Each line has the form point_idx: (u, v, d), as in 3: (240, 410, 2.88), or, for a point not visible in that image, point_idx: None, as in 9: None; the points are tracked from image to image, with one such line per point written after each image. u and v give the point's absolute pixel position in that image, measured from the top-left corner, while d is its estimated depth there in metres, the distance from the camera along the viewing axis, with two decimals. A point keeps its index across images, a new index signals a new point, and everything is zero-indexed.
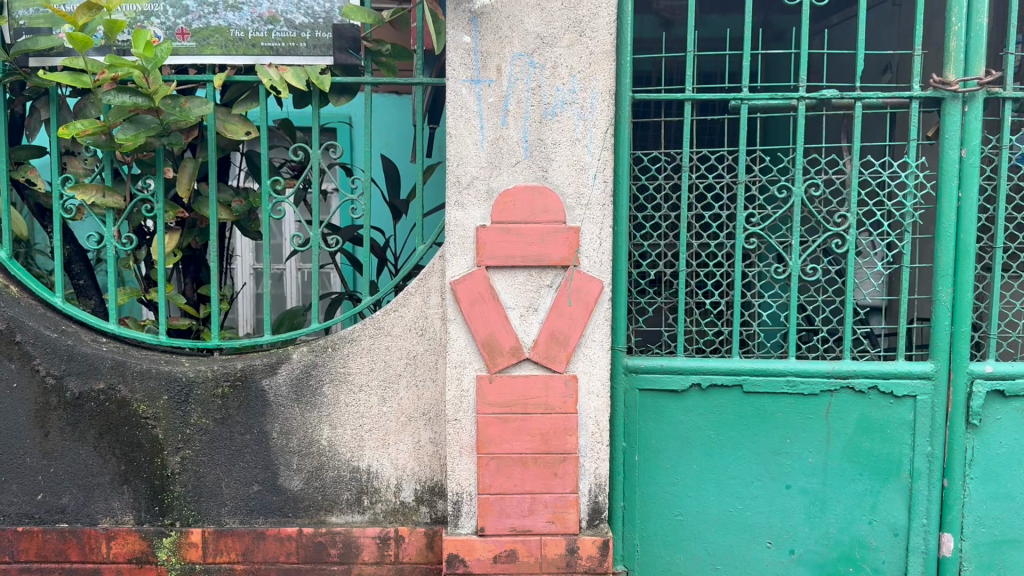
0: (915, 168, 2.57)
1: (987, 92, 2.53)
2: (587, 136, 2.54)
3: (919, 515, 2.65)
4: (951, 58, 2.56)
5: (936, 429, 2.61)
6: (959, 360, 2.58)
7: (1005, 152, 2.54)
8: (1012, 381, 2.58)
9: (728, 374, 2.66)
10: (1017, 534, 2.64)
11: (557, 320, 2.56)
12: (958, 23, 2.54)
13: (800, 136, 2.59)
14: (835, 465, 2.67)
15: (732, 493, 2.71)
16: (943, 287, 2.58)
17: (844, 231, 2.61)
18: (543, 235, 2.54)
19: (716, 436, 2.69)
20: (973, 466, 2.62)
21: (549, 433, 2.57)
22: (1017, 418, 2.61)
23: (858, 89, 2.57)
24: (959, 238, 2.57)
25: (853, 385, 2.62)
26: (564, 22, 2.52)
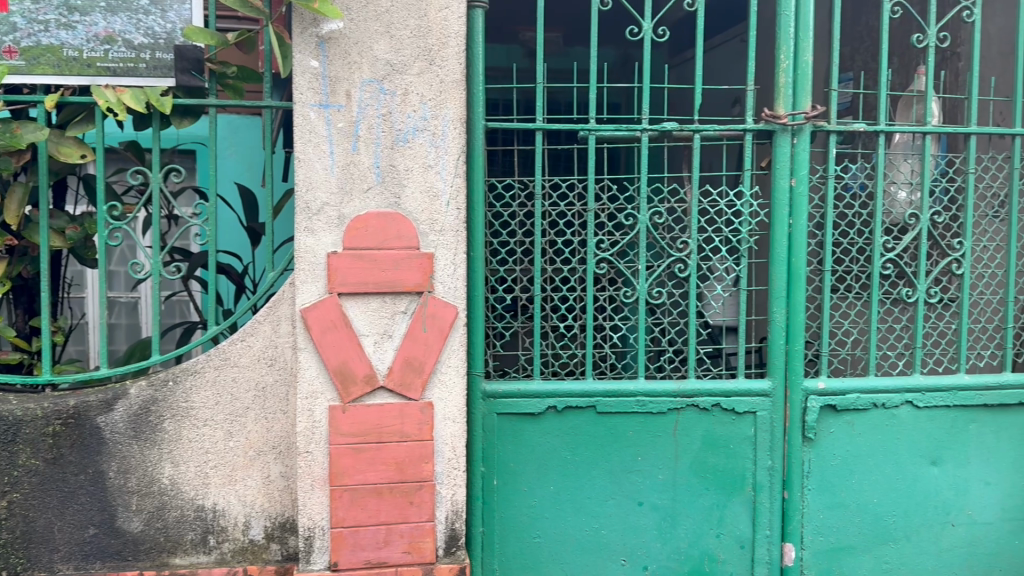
0: (749, 197, 2.71)
1: (814, 126, 2.68)
2: (439, 162, 2.55)
3: (762, 526, 2.75)
4: (781, 93, 2.70)
5: (775, 443, 2.73)
6: (793, 378, 2.72)
7: (831, 182, 2.69)
8: (842, 397, 2.72)
9: (582, 395, 2.71)
10: (851, 542, 2.77)
11: (411, 347, 2.54)
12: (786, 60, 2.69)
13: (643, 166, 2.70)
14: (683, 481, 2.76)
15: (588, 512, 2.75)
16: (777, 308, 2.72)
17: (686, 256, 2.73)
18: (396, 261, 2.52)
19: (571, 456, 2.74)
20: (809, 477, 2.75)
21: (404, 462, 2.54)
22: (848, 430, 2.75)
23: (696, 123, 2.69)
24: (791, 261, 2.72)
25: (698, 403, 2.73)
26: (413, 50, 2.52)
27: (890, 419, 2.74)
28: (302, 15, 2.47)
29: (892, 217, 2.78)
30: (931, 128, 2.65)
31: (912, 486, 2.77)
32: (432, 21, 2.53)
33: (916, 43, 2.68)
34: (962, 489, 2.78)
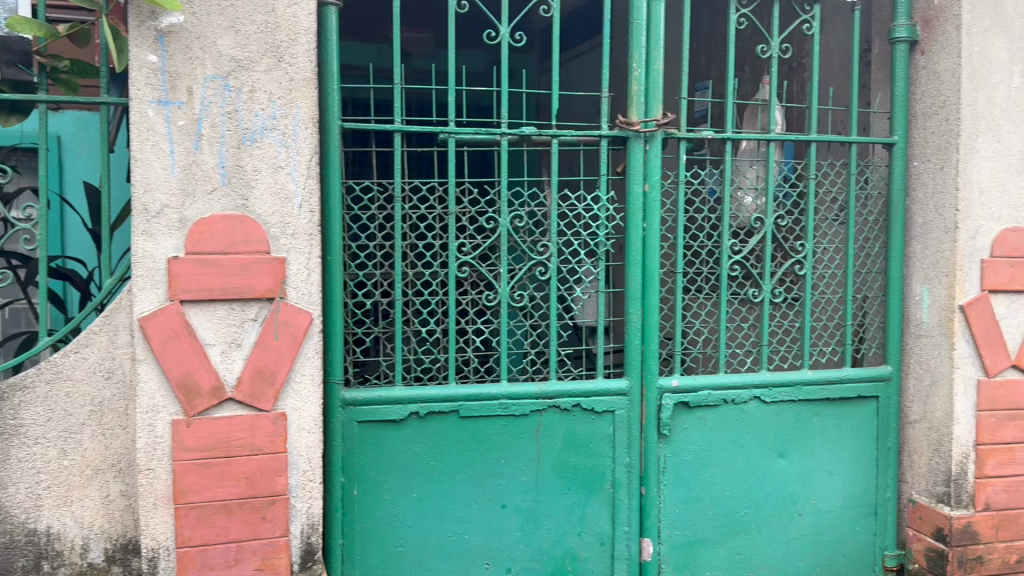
0: (606, 202, 2.76)
1: (665, 133, 2.76)
2: (290, 163, 2.46)
3: (621, 523, 2.80)
4: (634, 101, 2.76)
5: (633, 441, 2.79)
6: (649, 377, 2.78)
7: (681, 187, 2.79)
8: (694, 394, 2.81)
9: (445, 401, 2.67)
10: (706, 534, 2.86)
11: (261, 355, 2.43)
12: (638, 68, 2.75)
13: (502, 169, 2.68)
14: (545, 482, 2.77)
15: (451, 518, 2.71)
16: (633, 310, 2.78)
17: (546, 259, 2.74)
18: (244, 266, 2.41)
19: (434, 463, 2.69)
20: (665, 473, 2.82)
21: (256, 476, 2.44)
22: (701, 426, 2.84)
23: (554, 127, 2.69)
24: (646, 264, 2.78)
25: (559, 404, 2.74)
26: (261, 46, 2.42)
27: (740, 414, 2.85)
28: (139, 6, 2.32)
29: (739, 221, 2.91)
30: (774, 135, 2.76)
31: (761, 478, 2.88)
32: (280, 17, 2.44)
33: (761, 54, 2.77)
34: (808, 479, 2.92)
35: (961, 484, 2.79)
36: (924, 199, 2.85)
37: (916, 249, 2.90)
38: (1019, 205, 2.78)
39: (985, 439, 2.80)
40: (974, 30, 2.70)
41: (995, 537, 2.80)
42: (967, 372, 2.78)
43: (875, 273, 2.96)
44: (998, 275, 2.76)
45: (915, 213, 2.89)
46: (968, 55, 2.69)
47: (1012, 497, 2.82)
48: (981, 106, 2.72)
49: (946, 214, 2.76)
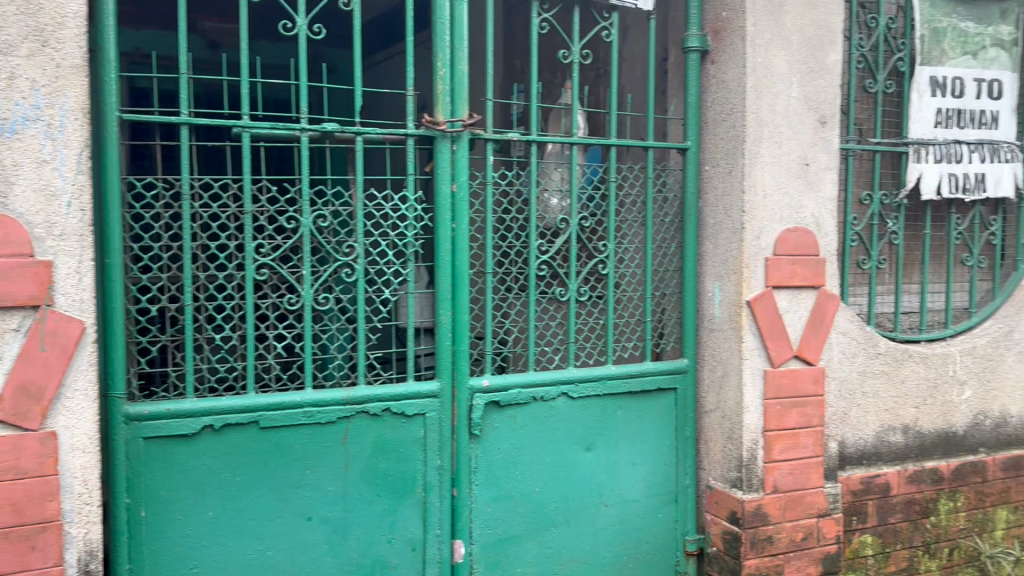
0: (413, 201, 2.72)
1: (471, 133, 2.75)
2: (57, 158, 2.25)
3: (432, 527, 2.77)
4: (439, 100, 2.73)
5: (444, 443, 2.77)
6: (460, 378, 2.77)
7: (489, 188, 2.79)
8: (504, 393, 2.82)
9: (243, 411, 2.52)
10: (518, 531, 2.88)
11: (26, 369, 2.21)
12: (443, 68, 2.73)
13: (303, 167, 2.55)
14: (354, 490, 2.68)
15: (252, 534, 2.57)
16: (443, 310, 2.75)
17: (353, 260, 2.64)
18: (4, 271, 2.18)
19: (233, 477, 2.54)
20: (477, 474, 2.81)
21: (22, 502, 2.21)
22: (511, 425, 2.85)
23: (358, 124, 2.60)
24: (455, 264, 2.76)
25: (367, 410, 2.66)
26: (21, 29, 2.20)
27: (548, 410, 2.89)
28: None
29: (545, 222, 2.95)
30: (576, 139, 2.83)
31: (570, 473, 2.95)
32: None
33: (562, 58, 2.80)
34: (613, 471, 3.02)
35: (752, 469, 2.96)
36: (714, 202, 3.03)
37: (708, 248, 3.07)
38: (799, 206, 2.99)
39: (773, 425, 2.97)
40: (758, 41, 2.86)
41: (783, 518, 2.98)
42: (753, 363, 2.95)
43: (671, 272, 3.13)
44: (781, 272, 2.95)
45: (707, 215, 3.07)
46: (752, 65, 2.85)
47: (796, 479, 3.01)
48: (764, 114, 2.89)
49: (733, 216, 2.94)
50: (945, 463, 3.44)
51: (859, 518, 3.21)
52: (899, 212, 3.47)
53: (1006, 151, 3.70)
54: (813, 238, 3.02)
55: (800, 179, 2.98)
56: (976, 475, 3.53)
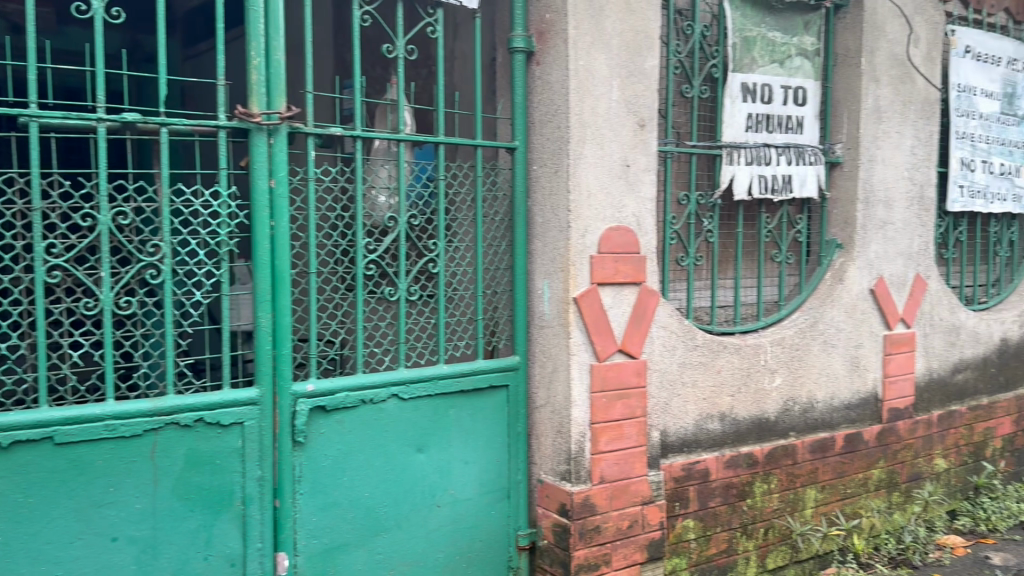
0: (227, 198, 2.58)
1: (290, 127, 2.65)
2: None
3: (254, 540, 2.66)
4: (254, 92, 2.61)
5: (265, 452, 2.65)
6: (281, 383, 2.66)
7: (310, 184, 2.69)
8: (330, 397, 2.74)
9: (34, 427, 2.31)
10: (346, 538, 2.81)
11: None
12: (257, 57, 2.62)
13: (100, 160, 2.37)
14: (166, 506, 2.52)
15: (49, 560, 2.36)
16: (262, 312, 2.64)
17: (159, 261, 2.49)
18: None
19: (24, 499, 2.32)
20: (301, 482, 2.72)
21: None
22: (337, 429, 2.78)
23: (163, 115, 2.44)
24: (274, 264, 2.65)
25: (179, 420, 2.51)
26: None
27: (376, 413, 2.84)
28: None
29: (373, 220, 2.88)
30: (402, 136, 2.78)
31: (400, 475, 2.91)
32: None
33: (386, 52, 2.74)
34: (445, 471, 3.01)
35: (579, 462, 3.04)
36: (542, 201, 3.08)
37: (537, 247, 3.12)
38: (620, 206, 3.09)
39: (599, 418, 3.06)
40: (579, 44, 2.93)
41: (610, 507, 3.08)
42: (580, 358, 3.02)
43: (502, 270, 3.15)
44: (605, 269, 3.04)
45: (536, 214, 3.11)
46: (574, 67, 2.92)
47: (622, 469, 3.12)
48: (587, 115, 2.96)
49: (559, 215, 3.00)
50: (758, 447, 3.67)
51: (682, 504, 3.38)
52: (714, 212, 3.72)
53: (810, 153, 4.01)
54: (634, 237, 3.13)
55: (621, 180, 3.08)
56: (788, 458, 3.79)
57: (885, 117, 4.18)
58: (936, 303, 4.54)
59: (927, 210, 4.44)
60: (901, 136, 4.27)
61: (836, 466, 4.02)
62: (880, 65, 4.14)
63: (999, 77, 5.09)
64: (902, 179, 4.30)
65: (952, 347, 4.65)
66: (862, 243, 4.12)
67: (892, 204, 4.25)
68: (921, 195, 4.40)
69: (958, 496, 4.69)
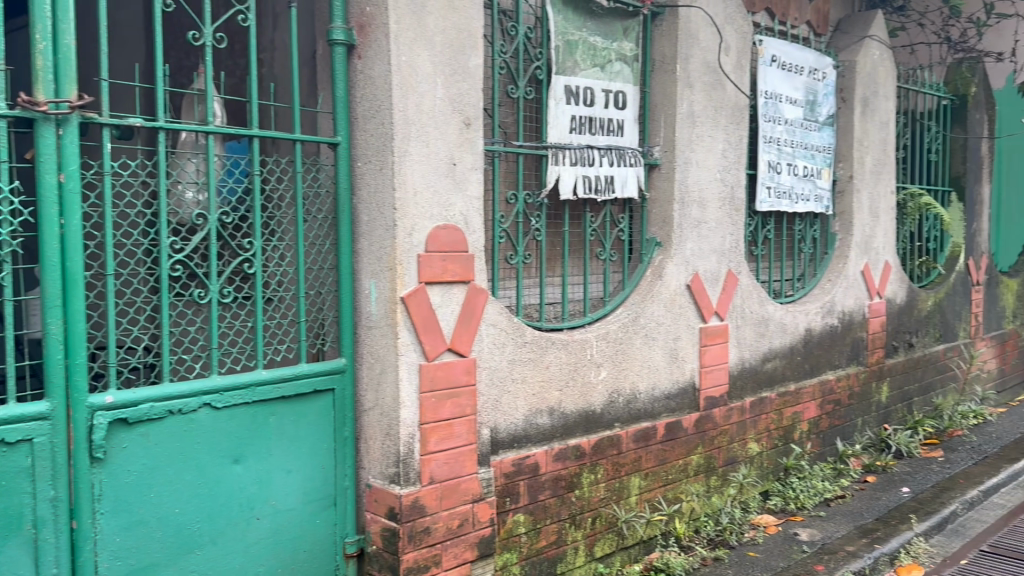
0: (8, 192, 2.32)
1: (82, 117, 2.42)
2: None
3: (47, 567, 2.41)
4: (39, 77, 2.37)
5: (58, 472, 2.41)
6: (76, 395, 2.44)
7: (106, 179, 2.48)
8: (133, 408, 2.54)
9: None
10: (155, 558, 2.63)
11: None
12: (43, 41, 2.37)
13: None
14: None
15: None
16: (51, 319, 2.40)
17: None
18: None
19: None
20: (102, 501, 2.51)
21: None
22: (143, 443, 2.58)
23: None
24: (66, 266, 2.42)
25: None
26: None
27: (188, 424, 2.67)
28: None
29: (180, 217, 2.71)
30: (212, 129, 2.62)
31: (215, 488, 2.75)
32: None
33: (193, 41, 2.57)
34: (265, 481, 2.88)
35: (409, 463, 2.99)
36: (367, 198, 3.01)
37: (362, 246, 3.05)
38: (447, 204, 3.08)
39: (428, 418, 3.03)
40: (401, 39, 2.88)
41: (439, 507, 3.07)
42: (408, 358, 2.98)
43: (325, 270, 3.06)
44: (432, 268, 3.02)
45: (360, 212, 3.04)
46: (396, 63, 2.87)
47: (451, 468, 3.11)
48: (410, 112, 2.93)
49: (385, 213, 2.94)
50: (585, 439, 3.78)
51: (512, 499, 3.43)
52: (542, 211, 3.79)
53: (630, 155, 4.19)
54: (462, 235, 3.12)
55: (447, 178, 3.07)
56: (613, 448, 3.93)
57: (699, 121, 4.44)
58: (747, 297, 4.87)
59: (737, 210, 4.76)
60: (713, 139, 4.55)
61: (658, 454, 4.22)
62: (694, 72, 4.38)
63: (801, 86, 5.54)
64: (715, 181, 4.57)
65: (762, 338, 5.01)
66: (679, 242, 4.36)
67: (706, 204, 4.52)
68: (732, 196, 4.71)
69: (769, 477, 5.07)
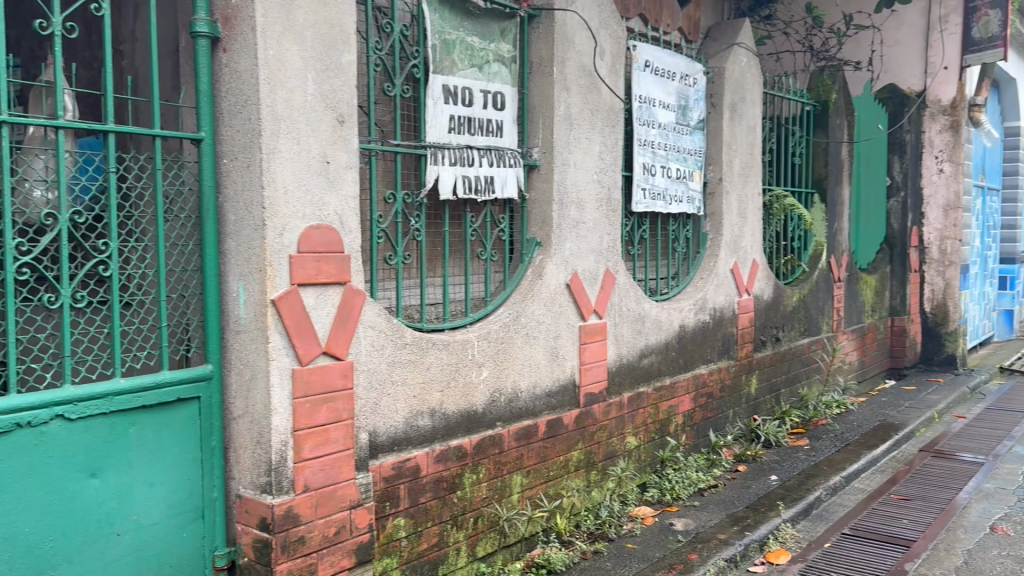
0: None
1: None
2: None
3: None
4: None
5: None
6: None
7: None
8: None
9: None
10: None
11: None
12: None
13: None
14: None
15: None
16: None
17: None
18: None
19: None
20: None
21: None
22: None
23: None
24: None
25: None
26: None
27: (38, 437, 2.49)
28: None
29: (26, 217, 2.53)
30: (62, 122, 2.45)
31: (70, 505, 2.58)
32: None
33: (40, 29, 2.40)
34: (126, 495, 2.73)
35: (282, 471, 2.90)
36: (234, 197, 2.90)
37: (230, 246, 2.94)
38: (321, 204, 3.00)
39: (301, 424, 2.95)
40: (268, 33, 2.79)
41: (315, 515, 2.99)
42: (280, 363, 2.89)
43: (189, 272, 2.92)
44: (305, 269, 2.94)
45: (227, 211, 2.93)
46: (263, 57, 2.78)
47: (327, 475, 3.04)
48: (279, 108, 2.84)
49: (254, 213, 2.84)
50: (467, 440, 3.78)
51: (392, 503, 3.40)
52: (420, 211, 3.76)
53: (509, 156, 4.21)
54: (336, 236, 3.05)
55: (320, 176, 3.00)
56: (495, 447, 3.95)
57: (575, 124, 4.51)
58: (624, 295, 5.00)
59: (614, 210, 4.88)
60: (590, 141, 4.64)
61: (539, 451, 4.27)
62: (570, 74, 4.45)
63: (673, 92, 5.74)
64: (592, 182, 4.67)
65: (639, 334, 5.15)
66: (558, 242, 4.42)
67: (584, 204, 4.60)
68: (609, 197, 4.82)
69: (647, 469, 5.23)
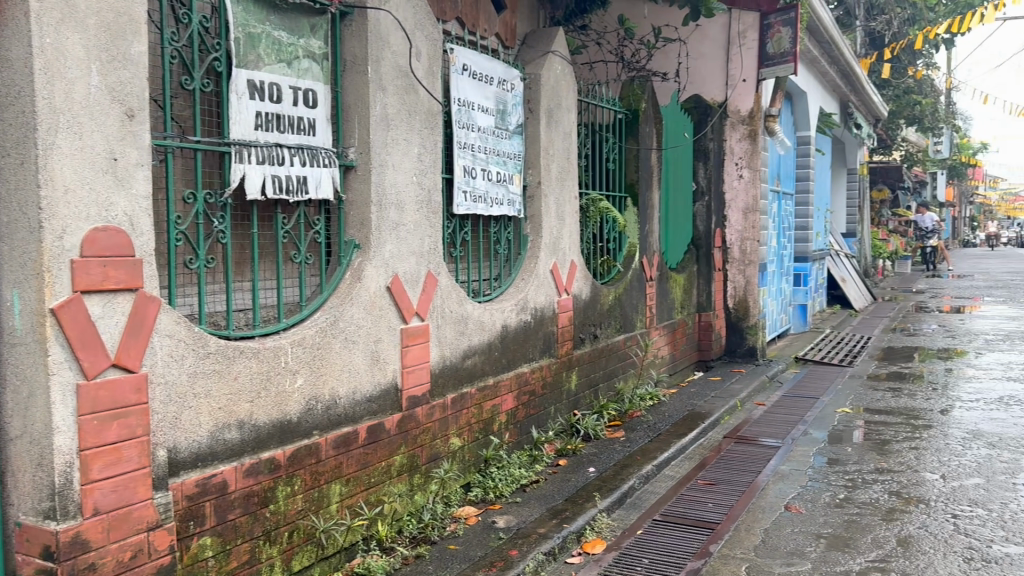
0: None
1: None
2: None
3: None
4: None
5: None
6: None
7: None
8: None
9: None
10: None
11: None
12: None
13: None
14: None
15: None
16: None
17: None
18: None
19: None
20: None
21: None
22: None
23: None
24: None
25: None
26: None
27: None
28: None
29: None
30: None
31: None
32: None
33: None
34: None
35: (66, 495, 2.67)
36: (6, 197, 2.64)
37: (3, 251, 2.67)
38: (107, 204, 2.77)
39: (88, 443, 2.72)
40: (44, 20, 2.55)
41: (107, 540, 2.78)
42: (63, 378, 2.66)
43: None
44: (89, 275, 2.70)
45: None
46: (38, 46, 2.54)
47: (121, 495, 2.82)
48: (58, 100, 2.61)
49: (29, 214, 2.59)
50: (280, 451, 3.65)
51: (197, 523, 3.21)
52: (225, 211, 3.57)
53: (323, 156, 4.10)
54: (126, 238, 2.83)
55: (107, 175, 2.77)
56: (311, 457, 3.84)
57: (393, 125, 4.46)
58: (446, 297, 5.00)
59: (434, 213, 4.86)
60: (408, 143, 4.60)
61: (359, 458, 4.19)
62: (385, 75, 4.39)
63: (491, 95, 5.82)
64: (411, 184, 4.63)
65: (462, 336, 5.17)
66: (377, 244, 4.35)
67: (403, 206, 4.56)
68: (429, 199, 4.81)
69: (470, 470, 5.28)
